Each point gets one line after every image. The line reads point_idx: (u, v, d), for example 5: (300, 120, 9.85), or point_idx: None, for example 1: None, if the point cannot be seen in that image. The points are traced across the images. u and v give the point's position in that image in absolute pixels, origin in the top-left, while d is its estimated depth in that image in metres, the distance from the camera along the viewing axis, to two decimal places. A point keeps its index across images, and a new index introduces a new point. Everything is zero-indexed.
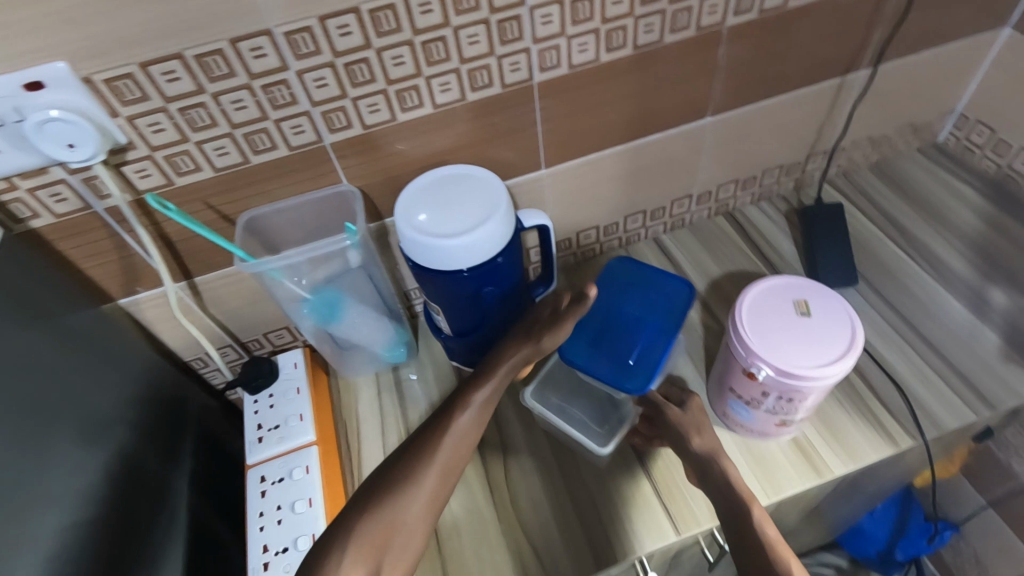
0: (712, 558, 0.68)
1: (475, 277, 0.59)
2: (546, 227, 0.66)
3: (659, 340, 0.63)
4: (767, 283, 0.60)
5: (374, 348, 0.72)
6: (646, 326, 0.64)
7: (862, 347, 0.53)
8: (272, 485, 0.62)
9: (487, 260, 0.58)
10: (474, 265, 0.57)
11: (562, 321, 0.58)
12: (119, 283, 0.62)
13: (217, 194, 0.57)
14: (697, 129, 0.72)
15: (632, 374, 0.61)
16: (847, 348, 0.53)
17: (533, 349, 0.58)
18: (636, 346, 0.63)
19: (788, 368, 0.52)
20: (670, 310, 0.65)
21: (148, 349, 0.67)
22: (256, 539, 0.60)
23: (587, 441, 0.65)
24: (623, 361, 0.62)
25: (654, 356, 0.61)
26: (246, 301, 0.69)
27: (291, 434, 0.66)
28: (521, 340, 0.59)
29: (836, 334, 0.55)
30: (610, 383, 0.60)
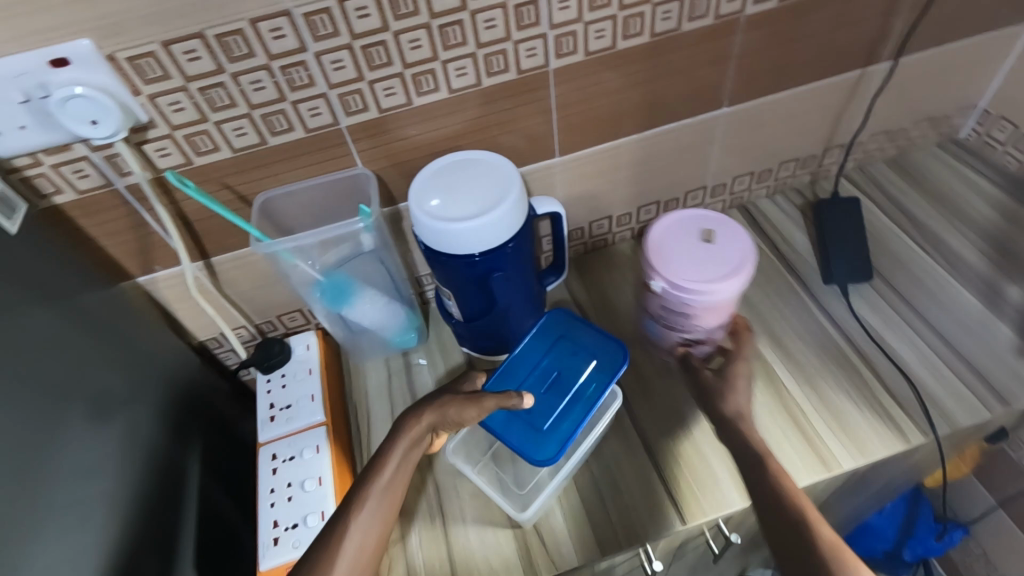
0: (719, 552, 0.68)
1: (487, 261, 0.59)
2: (558, 214, 0.66)
3: (578, 410, 0.62)
4: (685, 211, 0.65)
5: (384, 334, 0.72)
6: (567, 395, 0.63)
7: (749, 271, 0.58)
8: (283, 464, 0.63)
9: (497, 245, 0.58)
10: (486, 249, 0.57)
11: (480, 399, 0.58)
12: (138, 261, 0.63)
13: (233, 174, 0.58)
14: (712, 118, 0.71)
15: (544, 444, 0.59)
16: (736, 270, 0.58)
17: (437, 415, 0.58)
18: (553, 414, 0.62)
19: (676, 285, 0.58)
20: (596, 379, 0.64)
21: (162, 327, 0.68)
22: (267, 515, 0.60)
23: (506, 504, 0.60)
24: (537, 428, 0.61)
25: (568, 426, 0.60)
26: (259, 283, 0.70)
27: (303, 415, 0.67)
28: (428, 403, 0.59)
29: (731, 256, 0.59)
30: (521, 452, 0.59)
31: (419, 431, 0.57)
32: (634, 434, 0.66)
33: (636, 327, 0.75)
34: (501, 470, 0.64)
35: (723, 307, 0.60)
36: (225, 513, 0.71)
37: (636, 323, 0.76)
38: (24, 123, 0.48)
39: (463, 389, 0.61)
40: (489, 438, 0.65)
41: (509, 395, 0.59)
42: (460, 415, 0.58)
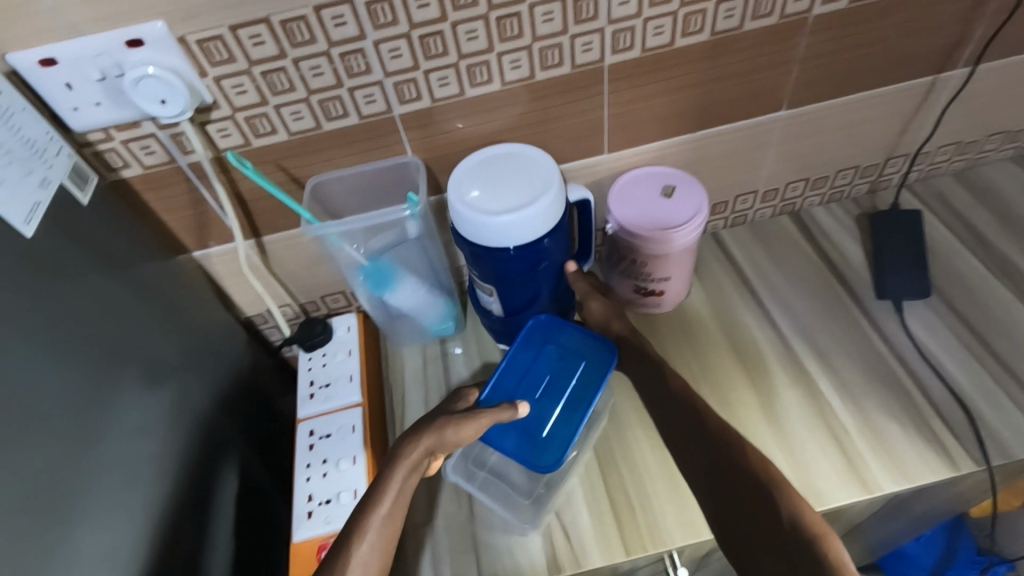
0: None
1: (522, 256, 0.59)
2: (587, 202, 0.64)
3: (574, 414, 0.61)
4: (654, 168, 0.69)
5: (424, 321, 0.74)
6: (560, 399, 0.62)
7: (688, 229, 0.63)
8: (320, 440, 0.65)
9: (533, 240, 0.58)
10: (521, 243, 0.57)
11: (477, 417, 0.57)
12: (195, 236, 0.66)
13: (289, 157, 0.60)
14: (769, 122, 0.69)
15: (545, 450, 0.59)
16: (676, 226, 0.64)
17: (436, 439, 0.55)
18: (550, 421, 0.61)
19: (637, 236, 0.65)
20: (589, 381, 0.63)
21: (213, 301, 0.71)
22: (302, 489, 0.62)
23: (513, 517, 0.61)
24: (536, 436, 0.60)
25: (566, 431, 0.60)
26: (307, 263, 0.72)
27: (340, 394, 0.68)
28: (426, 427, 0.56)
29: (678, 214, 0.65)
30: (522, 460, 0.59)
31: (417, 456, 0.54)
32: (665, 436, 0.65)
33: (673, 328, 0.74)
34: (523, 475, 0.64)
35: (664, 257, 0.66)
36: (261, 482, 0.73)
37: (673, 323, 0.74)
38: (99, 100, 0.50)
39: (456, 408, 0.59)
40: (485, 451, 0.65)
41: (504, 408, 0.58)
42: (460, 434, 0.56)
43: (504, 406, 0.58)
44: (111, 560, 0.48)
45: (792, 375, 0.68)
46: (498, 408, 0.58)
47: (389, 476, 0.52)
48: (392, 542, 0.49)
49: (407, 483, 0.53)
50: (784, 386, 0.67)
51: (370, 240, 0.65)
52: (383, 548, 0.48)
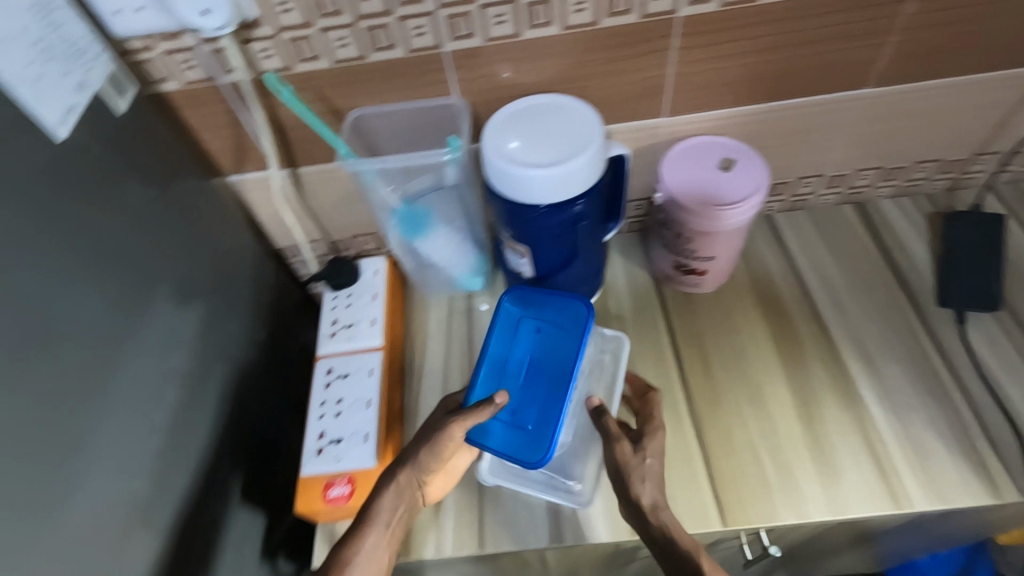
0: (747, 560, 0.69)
1: (550, 215, 0.56)
2: (624, 158, 0.60)
3: (559, 393, 0.57)
4: (714, 138, 0.64)
5: (453, 272, 0.72)
6: (542, 380, 0.59)
7: (745, 207, 0.59)
8: (337, 379, 0.63)
9: (565, 202, 0.55)
10: (553, 200, 0.54)
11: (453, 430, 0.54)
12: (232, 159, 0.64)
13: (331, 87, 0.57)
14: (850, 99, 0.63)
15: (536, 442, 0.56)
16: (731, 202, 0.59)
17: (414, 465, 0.55)
18: (536, 408, 0.58)
19: (693, 212, 0.60)
20: (568, 356, 0.59)
21: (245, 228, 0.71)
22: (314, 426, 0.61)
23: (569, 503, 0.60)
24: (524, 427, 0.57)
25: (552, 417, 0.56)
26: (341, 200, 0.70)
27: (361, 336, 0.66)
28: (403, 456, 0.55)
29: (734, 191, 0.60)
30: (516, 459, 0.56)
31: (403, 484, 0.55)
32: (688, 422, 0.62)
33: (711, 310, 0.70)
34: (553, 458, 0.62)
35: (713, 235, 0.62)
36: (279, 411, 0.74)
37: (712, 305, 0.71)
38: (143, 6, 0.48)
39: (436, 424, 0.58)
40: None
41: (481, 407, 0.54)
42: (436, 455, 0.54)
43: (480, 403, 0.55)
44: (129, 469, 0.49)
45: (833, 376, 0.64)
46: (474, 409, 0.55)
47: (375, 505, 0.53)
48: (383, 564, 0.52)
49: (395, 507, 0.54)
50: (823, 386, 0.63)
51: (399, 177, 0.62)
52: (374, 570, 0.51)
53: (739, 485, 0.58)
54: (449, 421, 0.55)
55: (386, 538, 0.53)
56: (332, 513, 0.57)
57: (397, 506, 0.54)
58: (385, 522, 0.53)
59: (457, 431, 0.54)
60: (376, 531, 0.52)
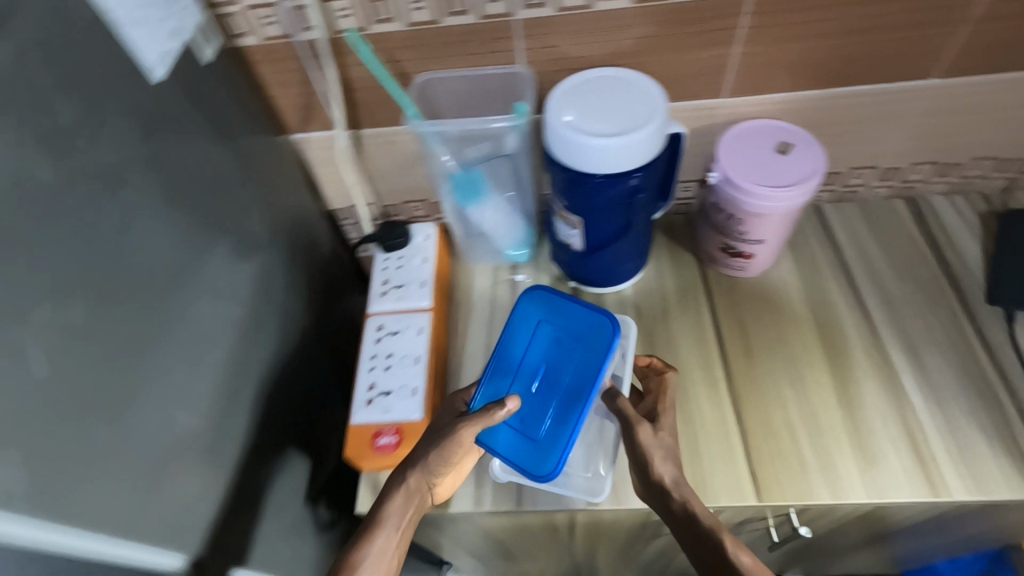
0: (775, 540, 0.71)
1: (606, 187, 0.57)
2: (681, 138, 0.60)
3: (572, 405, 0.56)
4: (772, 122, 0.64)
5: (501, 241, 0.73)
6: (557, 392, 0.57)
7: (802, 188, 0.59)
8: (388, 335, 0.65)
9: (622, 175, 0.56)
10: (609, 171, 0.55)
11: (461, 438, 0.54)
12: (298, 117, 0.66)
13: (402, 50, 0.59)
14: (913, 90, 0.63)
15: (545, 453, 0.56)
16: (787, 184, 0.60)
17: (423, 470, 0.55)
18: (548, 418, 0.57)
19: (748, 192, 0.60)
20: (587, 370, 0.57)
21: (304, 186, 0.73)
22: (364, 378, 0.62)
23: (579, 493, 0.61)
24: (533, 436, 0.57)
25: (564, 429, 0.56)
26: (398, 165, 0.72)
27: (412, 297, 0.67)
28: (413, 459, 0.55)
29: (791, 173, 0.60)
30: (523, 468, 0.56)
31: (413, 486, 0.55)
32: (727, 399, 0.63)
33: (755, 294, 0.71)
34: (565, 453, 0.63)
35: (766, 217, 0.62)
36: (322, 366, 0.77)
37: (755, 289, 0.71)
38: None
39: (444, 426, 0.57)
40: None
41: (488, 411, 0.54)
42: (444, 458, 0.54)
43: (489, 407, 0.54)
44: (197, 401, 0.52)
45: (875, 365, 0.64)
46: (481, 413, 0.54)
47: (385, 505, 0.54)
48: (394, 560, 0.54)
49: (406, 507, 0.55)
50: (864, 374, 0.64)
51: (459, 141, 0.63)
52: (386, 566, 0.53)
53: (775, 462, 0.59)
54: (459, 426, 0.54)
55: (397, 535, 0.54)
56: (378, 460, 0.59)
57: (408, 505, 0.55)
58: (397, 521, 0.54)
59: (467, 436, 0.54)
60: (388, 528, 0.54)
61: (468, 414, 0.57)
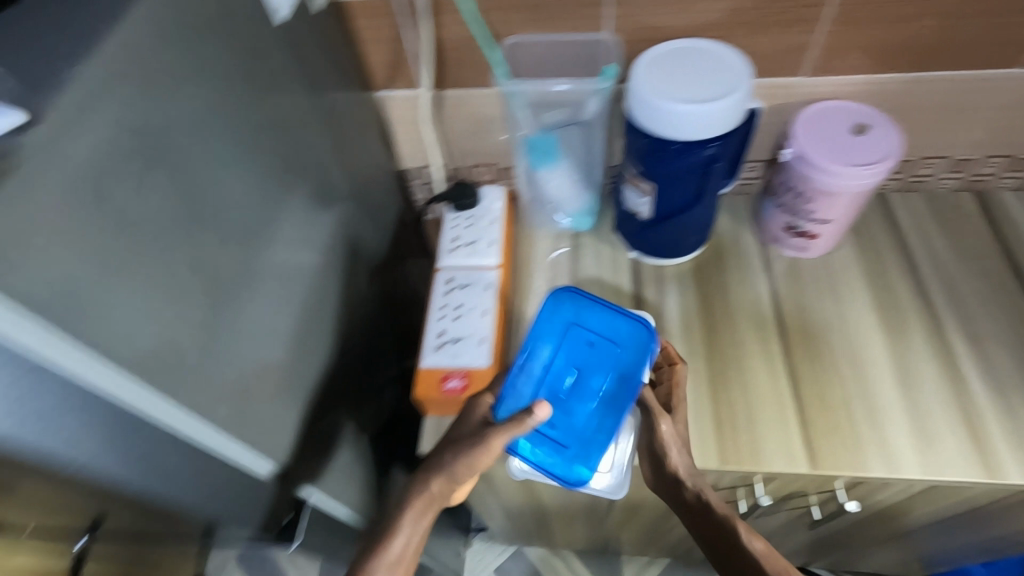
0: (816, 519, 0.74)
1: (680, 154, 0.59)
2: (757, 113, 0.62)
3: (606, 413, 0.59)
4: (849, 103, 0.65)
5: (567, 208, 0.76)
6: (589, 399, 0.59)
7: (879, 169, 0.60)
8: (457, 288, 0.67)
9: (697, 144, 0.58)
10: (687, 139, 0.57)
11: (491, 446, 0.54)
12: (385, 73, 0.69)
13: (494, 11, 0.61)
14: (996, 79, 0.63)
15: (576, 459, 0.58)
16: (863, 163, 0.60)
17: (446, 475, 0.56)
18: (580, 424, 0.59)
19: (822, 168, 0.61)
20: (620, 379, 0.59)
21: (382, 143, 0.76)
22: (434, 325, 0.65)
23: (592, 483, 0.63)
24: (565, 441, 0.59)
25: (598, 437, 0.58)
26: (473, 127, 0.75)
27: (481, 254, 0.70)
28: (436, 465, 0.56)
29: (868, 154, 0.61)
30: (556, 471, 0.57)
31: (434, 490, 0.57)
32: (784, 372, 0.65)
33: (816, 274, 0.72)
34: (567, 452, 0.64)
35: (838, 196, 0.63)
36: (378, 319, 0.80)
37: (816, 270, 0.72)
38: None
39: (469, 429, 0.57)
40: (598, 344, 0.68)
41: (521, 420, 0.53)
42: (471, 467, 0.55)
43: (521, 415, 0.53)
44: (285, 329, 0.55)
45: (935, 351, 0.65)
46: (512, 421, 0.53)
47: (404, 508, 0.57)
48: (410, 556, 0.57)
49: (425, 509, 0.57)
50: (924, 357, 0.64)
51: (540, 101, 0.67)
52: (404, 561, 0.57)
53: (830, 434, 0.60)
54: (489, 435, 0.54)
55: (416, 532, 0.57)
56: (445, 401, 0.63)
57: (426, 509, 0.57)
58: (415, 523, 0.57)
59: (498, 444, 0.54)
60: (406, 528, 0.57)
61: (497, 420, 0.56)
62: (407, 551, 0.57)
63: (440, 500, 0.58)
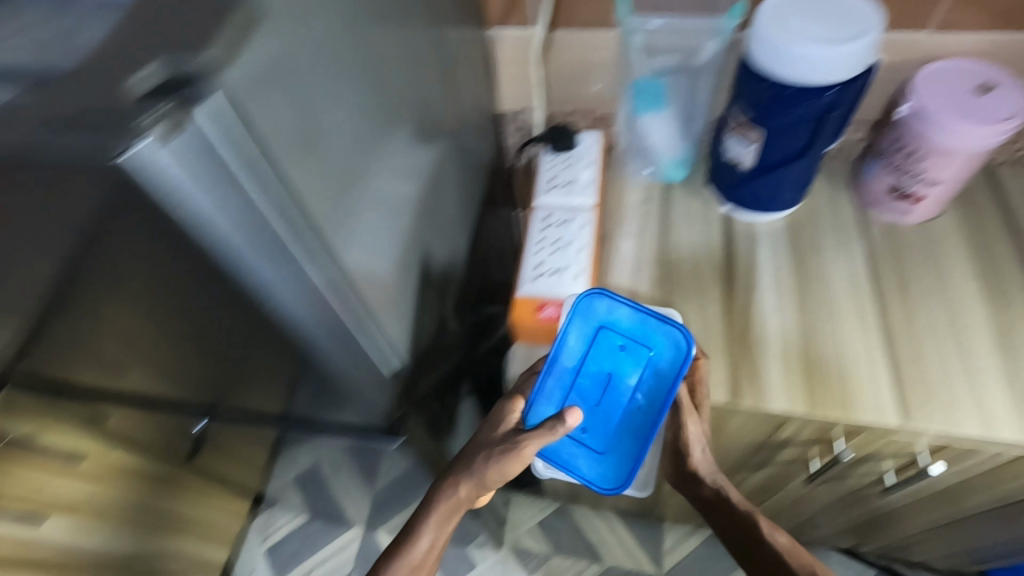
0: (888, 484, 0.75)
1: (797, 101, 0.59)
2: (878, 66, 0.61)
3: (635, 425, 0.60)
4: (973, 62, 0.63)
5: (662, 157, 0.77)
6: (618, 409, 0.61)
7: (1006, 127, 0.59)
8: (555, 225, 0.70)
9: (815, 90, 0.58)
10: (806, 84, 0.58)
11: (522, 454, 0.57)
12: (502, 10, 0.71)
13: None
14: None
15: (604, 468, 0.61)
16: (989, 121, 0.59)
17: (474, 480, 0.59)
18: (606, 432, 0.61)
19: (944, 123, 0.60)
20: (651, 393, 0.60)
21: (487, 83, 0.78)
22: (532, 258, 0.68)
23: None
24: (592, 449, 0.62)
25: (624, 447, 0.61)
26: (579, 70, 0.77)
27: (577, 195, 0.72)
28: (465, 469, 0.60)
29: (993, 112, 0.60)
30: (583, 478, 0.62)
31: (459, 496, 0.60)
32: (878, 329, 0.65)
33: (916, 238, 0.71)
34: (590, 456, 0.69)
35: (956, 155, 0.62)
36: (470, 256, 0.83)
37: (916, 235, 0.71)
38: None
39: (497, 436, 0.60)
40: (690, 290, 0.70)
41: (551, 430, 0.56)
42: (502, 472, 0.58)
43: (551, 424, 0.57)
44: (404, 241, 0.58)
45: None
46: (544, 430, 0.57)
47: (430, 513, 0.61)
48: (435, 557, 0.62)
49: (449, 513, 0.61)
50: None
51: (654, 42, 0.69)
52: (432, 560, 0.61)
53: (923, 392, 0.61)
54: (521, 441, 0.57)
55: (440, 530, 0.61)
56: (539, 330, 0.65)
57: (448, 511, 0.61)
58: (440, 524, 0.61)
59: (528, 452, 0.57)
60: (433, 527, 0.60)
61: (525, 429, 0.59)
62: (434, 549, 0.61)
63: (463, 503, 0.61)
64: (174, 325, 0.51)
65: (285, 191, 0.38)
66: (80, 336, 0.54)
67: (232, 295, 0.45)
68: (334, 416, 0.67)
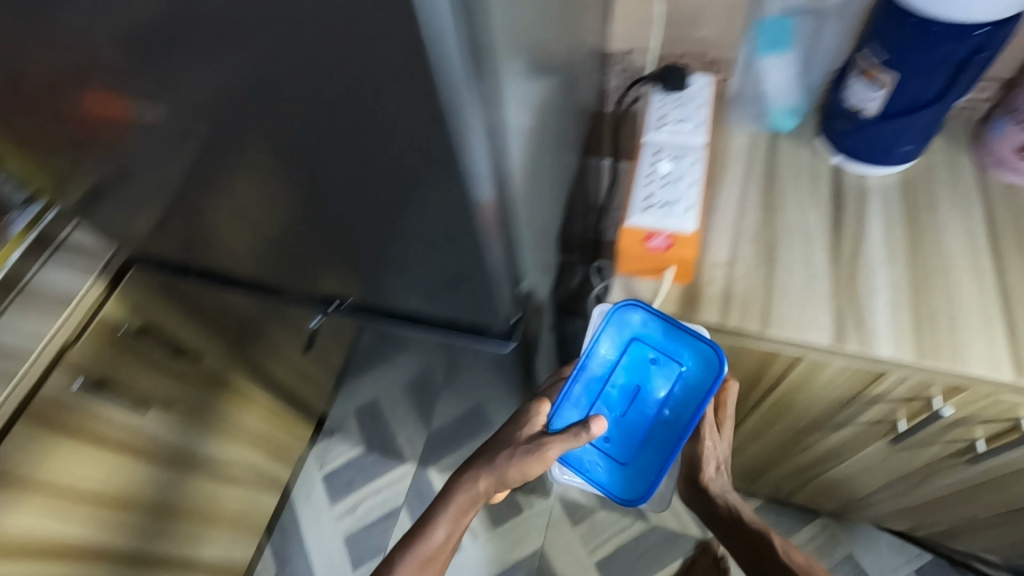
0: (977, 453, 0.74)
1: (940, 37, 0.58)
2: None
3: (660, 439, 0.63)
4: None
5: (776, 101, 0.77)
6: (644, 421, 0.64)
7: None
8: (664, 160, 0.70)
9: (961, 26, 0.57)
10: (950, 20, 0.57)
11: (543, 455, 0.60)
12: None
13: None
14: None
15: (627, 479, 0.64)
16: None
17: (493, 479, 0.63)
18: (631, 443, 0.64)
19: None
20: (680, 409, 0.63)
21: (605, 16, 0.78)
22: (640, 189, 0.68)
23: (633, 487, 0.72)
24: (615, 459, 0.64)
25: (648, 458, 0.63)
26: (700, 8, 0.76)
27: (687, 133, 0.72)
28: (483, 467, 0.64)
29: None
30: (603, 486, 0.64)
31: (473, 493, 0.64)
32: (995, 286, 0.64)
33: None
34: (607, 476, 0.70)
35: None
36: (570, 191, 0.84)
37: None
38: None
39: (520, 439, 0.63)
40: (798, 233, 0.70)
41: (577, 432, 0.59)
42: (522, 470, 0.61)
43: (577, 427, 0.60)
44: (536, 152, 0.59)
45: None
46: (569, 433, 0.60)
47: (439, 514, 0.64)
48: (442, 556, 0.65)
49: (459, 510, 0.64)
50: None
51: None
52: (437, 559, 0.65)
53: None
54: (545, 443, 0.60)
55: (449, 521, 0.64)
56: (646, 255, 0.67)
57: (456, 507, 0.64)
58: (445, 519, 0.64)
59: (550, 455, 0.60)
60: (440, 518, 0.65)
61: (546, 433, 0.63)
62: (441, 542, 0.64)
63: (473, 502, 0.64)
64: (321, 201, 0.52)
65: (489, 94, 0.38)
66: (236, 195, 0.57)
67: (390, 180, 0.46)
68: (440, 321, 0.70)
